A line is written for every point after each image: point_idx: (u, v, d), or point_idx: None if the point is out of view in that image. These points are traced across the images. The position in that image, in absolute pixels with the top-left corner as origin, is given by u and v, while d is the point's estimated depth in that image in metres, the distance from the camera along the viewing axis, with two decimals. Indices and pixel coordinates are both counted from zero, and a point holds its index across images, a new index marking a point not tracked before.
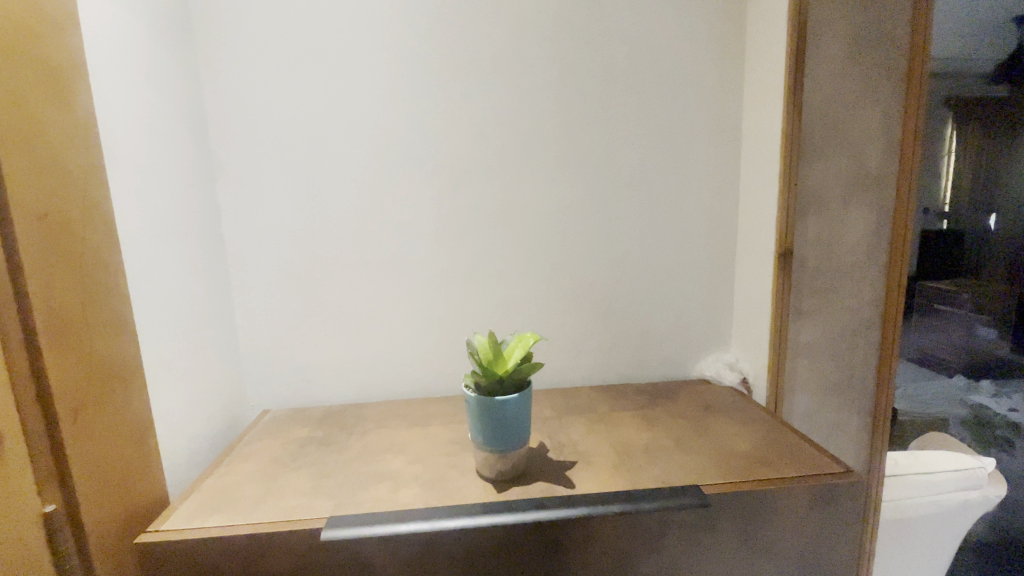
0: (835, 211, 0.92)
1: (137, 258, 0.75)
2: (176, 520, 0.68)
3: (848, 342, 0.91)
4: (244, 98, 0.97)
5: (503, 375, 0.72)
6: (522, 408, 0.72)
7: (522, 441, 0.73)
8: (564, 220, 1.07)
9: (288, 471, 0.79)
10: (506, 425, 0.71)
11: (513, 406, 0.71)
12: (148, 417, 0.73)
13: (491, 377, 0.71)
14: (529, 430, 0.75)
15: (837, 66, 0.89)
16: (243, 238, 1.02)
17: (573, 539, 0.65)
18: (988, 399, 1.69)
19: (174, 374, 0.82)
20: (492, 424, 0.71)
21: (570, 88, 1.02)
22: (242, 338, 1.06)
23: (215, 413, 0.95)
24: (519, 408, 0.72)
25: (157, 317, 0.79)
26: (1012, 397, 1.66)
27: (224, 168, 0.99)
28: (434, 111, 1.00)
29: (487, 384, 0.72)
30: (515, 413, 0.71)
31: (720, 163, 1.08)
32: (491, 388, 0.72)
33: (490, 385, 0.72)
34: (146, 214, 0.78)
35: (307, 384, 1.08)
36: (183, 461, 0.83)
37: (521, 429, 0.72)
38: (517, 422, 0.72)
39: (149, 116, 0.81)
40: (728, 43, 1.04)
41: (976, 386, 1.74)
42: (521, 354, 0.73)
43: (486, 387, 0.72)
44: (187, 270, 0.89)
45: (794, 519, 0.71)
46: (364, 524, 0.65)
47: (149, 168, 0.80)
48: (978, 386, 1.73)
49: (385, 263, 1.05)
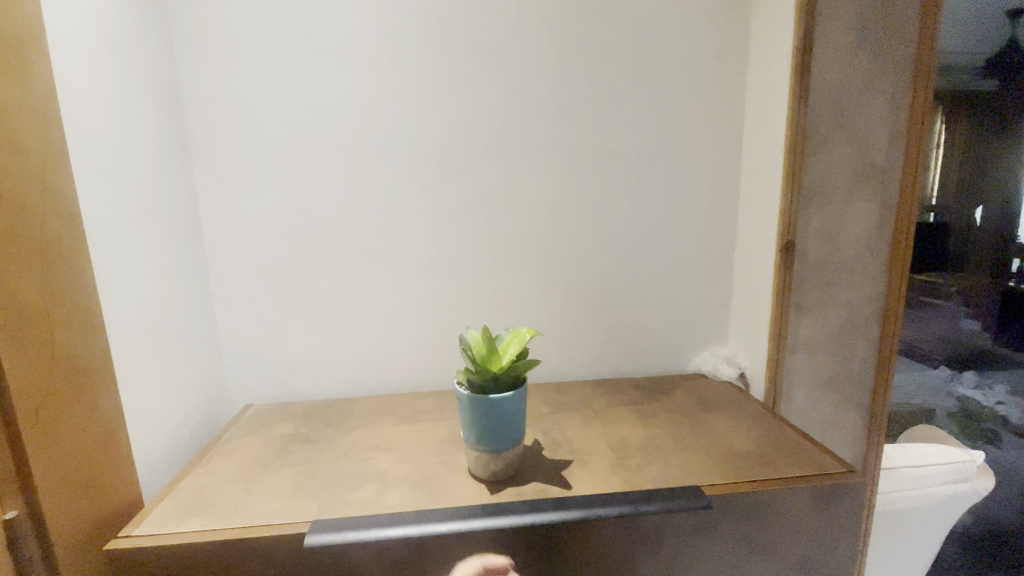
0: (835, 204, 0.88)
1: (105, 246, 0.70)
2: (150, 524, 0.64)
3: (848, 337, 0.86)
4: (224, 79, 0.92)
5: (499, 372, 0.68)
6: (517, 406, 0.69)
7: (518, 439, 0.71)
8: (559, 210, 1.04)
9: (270, 471, 0.76)
10: (503, 424, 0.68)
11: (508, 404, 0.68)
12: (119, 415, 0.69)
13: (487, 374, 0.68)
14: (524, 427, 0.72)
15: (842, 55, 0.84)
16: (221, 224, 0.97)
17: (569, 541, 0.63)
18: (972, 390, 1.66)
19: (146, 369, 0.78)
20: (486, 423, 0.68)
21: (568, 72, 0.98)
22: (222, 329, 1.01)
23: (193, 409, 0.90)
24: (515, 407, 0.69)
25: (126, 309, 0.74)
26: (996, 388, 1.64)
27: (203, 153, 0.94)
28: (422, 94, 0.96)
29: (482, 381, 0.69)
30: (510, 412, 0.68)
31: (721, 152, 1.05)
32: (486, 385, 0.69)
33: (485, 382, 0.69)
34: (113, 198, 0.73)
35: (291, 377, 1.04)
36: (159, 459, 0.79)
37: (517, 427, 0.70)
38: (513, 421, 0.69)
39: (112, 92, 0.75)
40: (732, 28, 1.00)
41: (960, 377, 1.66)
42: (516, 349, 0.70)
43: (481, 384, 0.69)
44: (161, 259, 0.84)
45: (796, 519, 0.69)
46: (349, 528, 0.61)
47: (116, 148, 0.75)
48: (962, 376, 1.66)
49: (373, 252, 1.01)
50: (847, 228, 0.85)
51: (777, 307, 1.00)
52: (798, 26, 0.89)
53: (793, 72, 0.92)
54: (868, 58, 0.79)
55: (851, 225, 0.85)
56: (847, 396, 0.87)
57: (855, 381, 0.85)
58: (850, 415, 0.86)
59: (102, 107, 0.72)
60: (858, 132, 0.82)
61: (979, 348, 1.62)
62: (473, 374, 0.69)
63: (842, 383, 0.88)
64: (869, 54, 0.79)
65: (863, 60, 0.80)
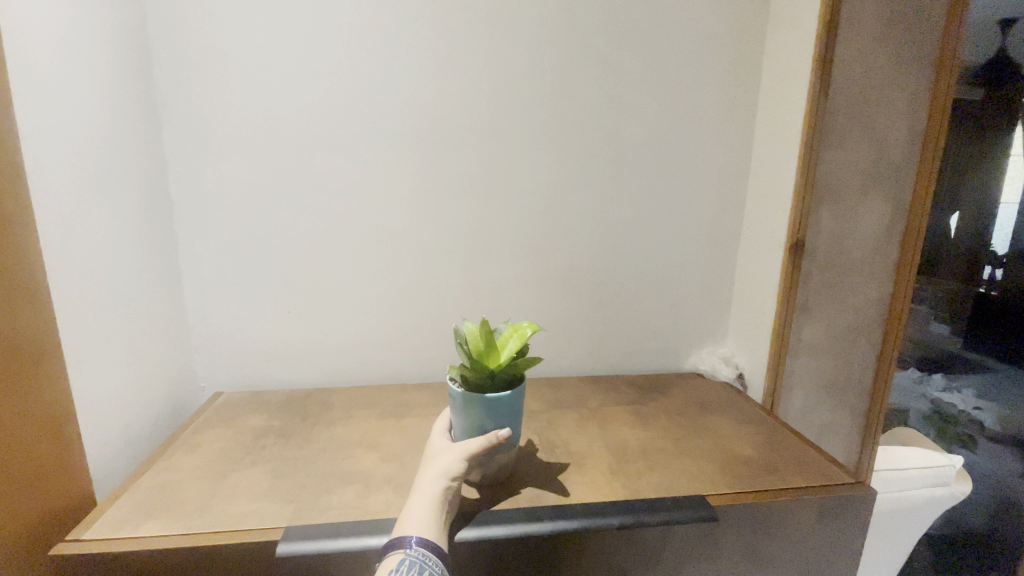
0: (845, 204, 0.90)
1: (59, 214, 0.63)
2: (104, 525, 0.58)
3: (848, 340, 0.92)
4: (199, 35, 0.83)
5: (497, 367, 0.63)
6: (513, 408, 0.64)
7: (515, 440, 0.66)
8: (558, 196, 0.98)
9: (241, 467, 0.70)
10: (501, 422, 0.63)
11: (504, 406, 0.63)
12: (69, 403, 0.62)
13: (484, 370, 0.63)
14: (520, 430, 0.67)
15: (866, 48, 0.85)
16: (193, 196, 0.89)
17: (565, 550, 0.59)
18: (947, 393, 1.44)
19: (104, 351, 0.71)
20: (481, 424, 0.63)
21: (574, 50, 0.92)
22: (190, 310, 0.94)
23: (156, 395, 0.84)
24: (513, 405, 0.64)
25: (81, 284, 0.66)
26: (965, 391, 1.41)
27: (173, 116, 0.86)
28: (418, 64, 0.89)
29: (478, 377, 0.63)
30: (508, 412, 0.64)
31: (731, 142, 1.00)
32: (482, 382, 0.64)
33: (481, 379, 0.64)
34: (69, 158, 0.65)
35: (265, 364, 0.97)
36: (118, 451, 0.73)
37: (515, 427, 0.65)
38: (510, 421, 0.64)
39: (66, 38, 0.66)
40: (751, 12, 0.95)
41: (928, 380, 1.45)
42: (515, 346, 0.65)
43: (476, 381, 0.64)
44: (119, 230, 0.76)
45: (800, 532, 0.66)
46: (324, 536, 0.56)
47: (69, 101, 0.66)
48: (930, 379, 1.44)
49: (359, 231, 0.94)
50: (859, 227, 0.89)
51: (781, 318, 0.94)
52: (822, 18, 0.83)
53: (816, 60, 0.85)
54: (892, 39, 0.82)
55: (862, 224, 0.88)
56: (843, 400, 0.94)
57: (852, 382, 0.92)
58: (844, 419, 0.94)
59: (54, 50, 0.64)
60: (874, 121, 0.84)
61: (952, 354, 1.40)
62: (468, 369, 0.63)
63: (840, 384, 0.94)
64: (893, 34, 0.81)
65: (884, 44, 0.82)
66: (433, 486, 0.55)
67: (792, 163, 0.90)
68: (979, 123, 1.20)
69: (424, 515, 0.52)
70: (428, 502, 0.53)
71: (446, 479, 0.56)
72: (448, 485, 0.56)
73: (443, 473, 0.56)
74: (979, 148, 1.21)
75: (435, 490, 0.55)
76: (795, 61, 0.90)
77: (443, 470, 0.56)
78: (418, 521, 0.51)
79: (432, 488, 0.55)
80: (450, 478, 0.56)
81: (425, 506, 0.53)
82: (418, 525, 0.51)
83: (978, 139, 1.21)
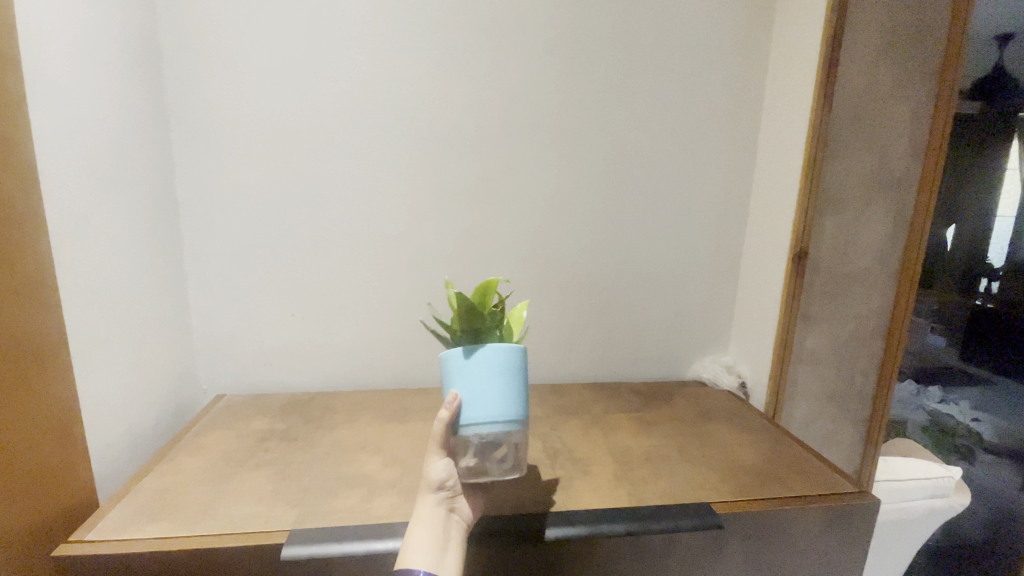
0: (852, 212, 0.93)
1: (67, 215, 0.63)
2: (106, 526, 0.57)
3: (853, 349, 0.98)
4: (209, 39, 0.84)
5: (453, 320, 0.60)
6: (469, 366, 0.56)
7: (512, 411, 0.56)
8: (563, 203, 0.99)
9: (242, 470, 0.69)
10: (480, 392, 0.55)
11: (459, 364, 0.56)
12: (73, 404, 0.62)
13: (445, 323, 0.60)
14: (500, 398, 0.56)
15: (868, 63, 0.88)
16: (200, 199, 0.89)
17: (570, 555, 0.59)
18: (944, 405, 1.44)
19: (109, 352, 0.71)
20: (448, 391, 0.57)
21: (580, 59, 0.93)
22: (194, 313, 0.94)
23: (160, 398, 0.83)
24: (489, 366, 0.56)
25: (87, 282, 0.66)
26: (962, 403, 1.41)
27: (181, 118, 0.86)
28: (426, 70, 0.90)
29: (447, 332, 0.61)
30: (468, 375, 0.56)
31: (734, 152, 1.01)
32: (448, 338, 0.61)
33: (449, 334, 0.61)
34: (79, 161, 0.66)
35: (268, 367, 0.97)
36: (120, 452, 0.72)
37: (504, 396, 0.56)
38: (488, 387, 0.55)
39: (81, 42, 0.67)
40: (756, 24, 0.96)
41: (925, 391, 1.46)
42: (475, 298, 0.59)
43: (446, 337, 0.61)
44: (127, 231, 0.76)
45: (803, 540, 0.66)
46: (328, 540, 0.56)
47: (80, 103, 0.67)
48: (927, 390, 1.45)
49: (364, 235, 0.94)
50: (864, 237, 0.94)
51: (780, 329, 0.94)
52: (828, 27, 0.84)
53: (820, 70, 0.85)
54: (898, 64, 0.87)
55: (867, 235, 0.94)
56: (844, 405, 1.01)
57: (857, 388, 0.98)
58: (846, 424, 1.01)
59: (66, 53, 0.64)
60: (883, 141, 0.90)
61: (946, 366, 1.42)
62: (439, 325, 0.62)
63: (842, 391, 1.00)
64: (900, 58, 0.87)
65: (891, 68, 0.88)
66: (425, 505, 0.52)
67: (795, 174, 0.91)
68: (974, 132, 1.21)
69: (421, 539, 0.48)
70: (423, 525, 0.50)
71: (433, 493, 0.52)
72: (438, 498, 0.52)
73: (428, 487, 0.52)
74: (975, 158, 1.22)
75: (428, 510, 0.51)
76: (798, 73, 0.91)
77: (428, 483, 0.52)
78: (416, 548, 0.47)
79: (424, 508, 0.51)
80: (438, 488, 0.52)
81: (422, 531, 0.49)
82: (416, 552, 0.47)
83: (976, 149, 1.22)
